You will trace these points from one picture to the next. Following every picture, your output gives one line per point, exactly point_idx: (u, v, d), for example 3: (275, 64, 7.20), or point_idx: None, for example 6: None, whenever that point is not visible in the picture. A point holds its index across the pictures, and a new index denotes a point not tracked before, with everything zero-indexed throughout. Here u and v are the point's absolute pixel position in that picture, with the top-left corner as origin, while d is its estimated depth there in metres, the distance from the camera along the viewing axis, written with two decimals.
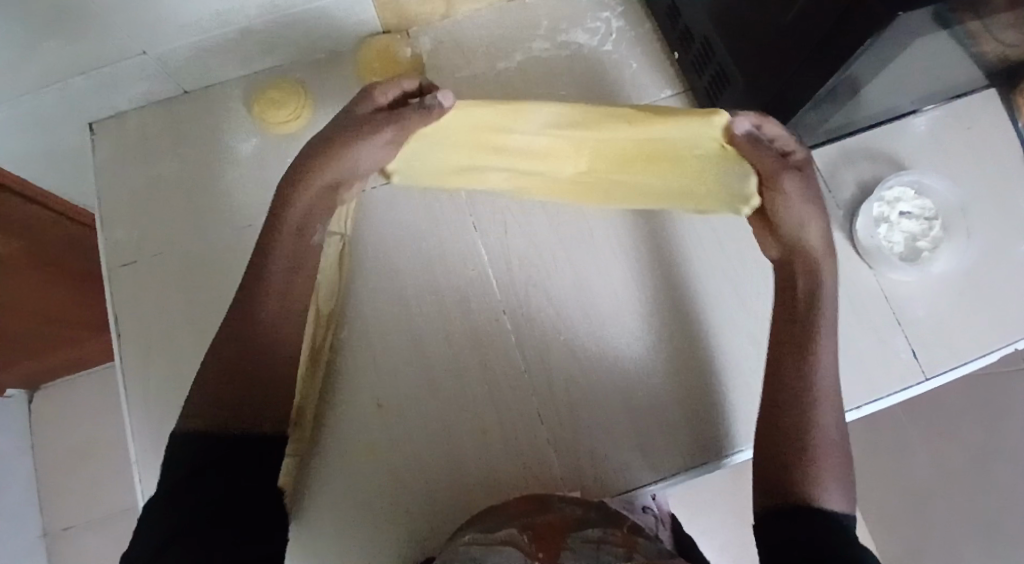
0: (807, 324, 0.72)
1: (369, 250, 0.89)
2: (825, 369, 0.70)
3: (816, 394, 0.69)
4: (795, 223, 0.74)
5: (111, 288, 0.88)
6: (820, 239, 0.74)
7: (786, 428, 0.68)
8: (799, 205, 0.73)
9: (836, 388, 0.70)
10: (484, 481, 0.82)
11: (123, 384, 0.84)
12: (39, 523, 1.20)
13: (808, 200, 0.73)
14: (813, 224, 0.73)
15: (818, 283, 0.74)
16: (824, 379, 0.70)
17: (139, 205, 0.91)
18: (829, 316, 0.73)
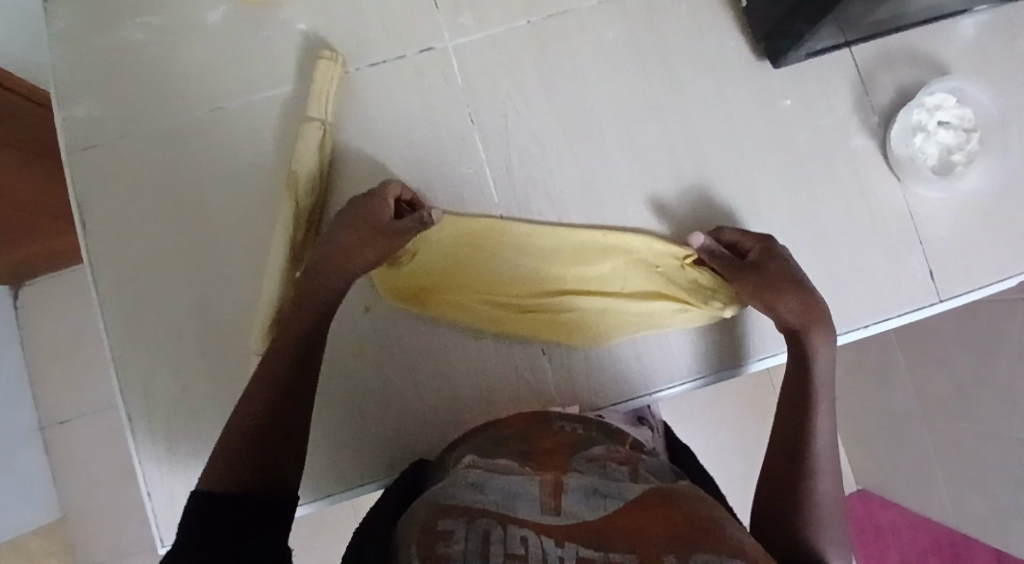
0: (817, 398, 0.70)
1: (358, 139, 0.81)
2: (823, 433, 0.68)
3: (821, 464, 0.66)
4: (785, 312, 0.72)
5: (72, 173, 0.80)
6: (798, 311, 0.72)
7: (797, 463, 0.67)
8: (786, 297, 0.72)
9: (834, 453, 0.68)
10: (476, 389, 0.78)
11: (91, 275, 0.78)
12: (31, 417, 1.17)
13: (794, 293, 0.72)
14: (790, 304, 0.72)
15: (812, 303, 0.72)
16: (824, 441, 0.68)
17: (100, 81, 0.81)
18: (823, 386, 0.71)
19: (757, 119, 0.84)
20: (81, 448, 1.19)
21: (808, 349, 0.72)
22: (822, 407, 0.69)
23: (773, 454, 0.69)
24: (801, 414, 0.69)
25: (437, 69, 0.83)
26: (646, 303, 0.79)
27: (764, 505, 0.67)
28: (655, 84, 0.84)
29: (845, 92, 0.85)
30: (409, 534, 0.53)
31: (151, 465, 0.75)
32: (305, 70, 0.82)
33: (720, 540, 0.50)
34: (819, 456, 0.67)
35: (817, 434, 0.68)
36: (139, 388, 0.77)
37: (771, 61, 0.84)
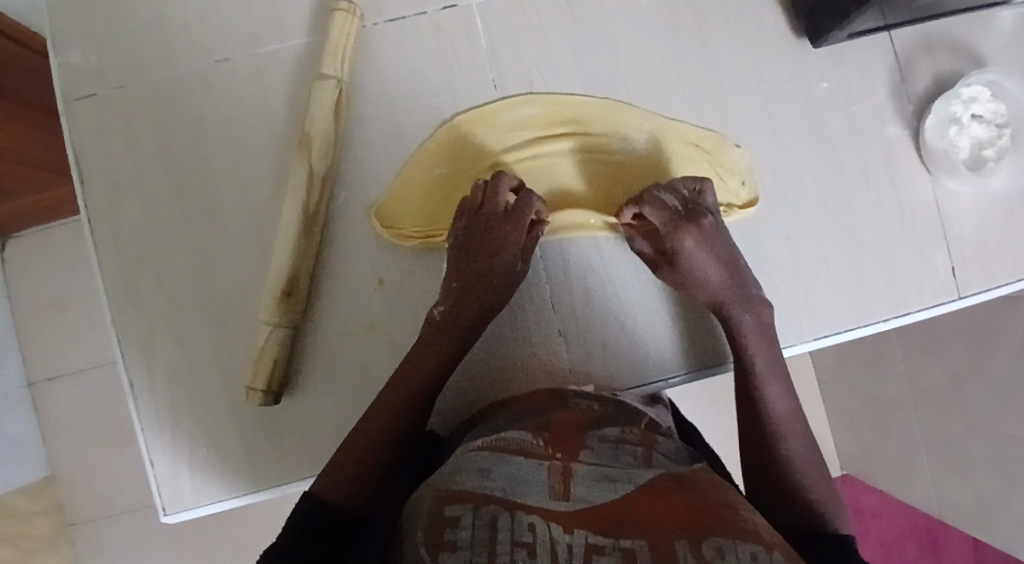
0: (761, 376, 0.68)
1: (375, 101, 0.77)
2: (779, 404, 0.67)
3: (786, 430, 0.66)
4: (708, 286, 0.72)
5: (70, 125, 0.76)
6: (726, 283, 0.71)
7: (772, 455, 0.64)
8: (705, 259, 0.72)
9: (797, 417, 0.67)
10: (492, 368, 0.76)
11: (89, 232, 0.75)
12: (20, 372, 1.14)
13: (715, 256, 0.72)
14: (713, 271, 0.72)
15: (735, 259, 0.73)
16: (782, 414, 0.66)
17: (100, 26, 0.77)
18: (772, 368, 0.68)
19: (789, 100, 0.81)
20: (72, 404, 1.16)
21: (732, 328, 0.70)
22: (771, 383, 0.67)
23: (744, 443, 0.67)
24: (750, 396, 0.67)
25: (458, 30, 0.79)
26: None
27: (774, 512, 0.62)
28: (686, 59, 0.81)
29: (882, 77, 0.82)
30: (415, 518, 0.51)
31: (150, 433, 0.73)
32: (319, 25, 0.78)
33: (735, 525, 0.48)
34: (783, 429, 0.66)
35: (772, 411, 0.66)
36: (140, 354, 0.74)
37: (811, 40, 0.81)
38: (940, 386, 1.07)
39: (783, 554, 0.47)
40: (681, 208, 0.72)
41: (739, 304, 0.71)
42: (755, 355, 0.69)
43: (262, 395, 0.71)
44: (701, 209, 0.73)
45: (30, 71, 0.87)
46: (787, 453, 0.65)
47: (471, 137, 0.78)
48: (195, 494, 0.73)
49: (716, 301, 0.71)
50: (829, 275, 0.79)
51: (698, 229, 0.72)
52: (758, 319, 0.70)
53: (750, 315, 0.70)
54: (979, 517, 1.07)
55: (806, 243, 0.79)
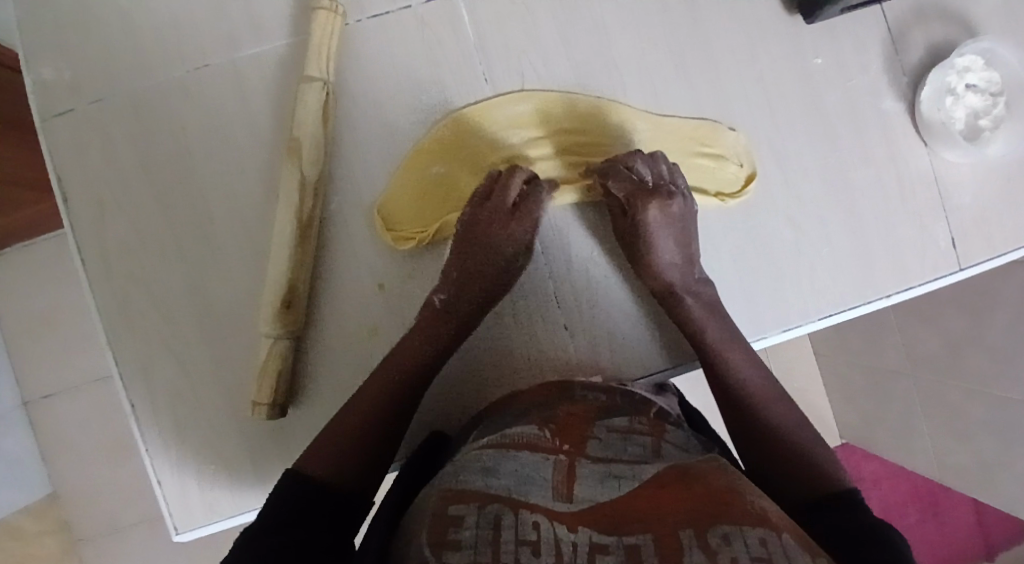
0: (718, 345, 0.68)
1: (364, 101, 0.76)
2: (746, 370, 0.67)
3: (760, 397, 0.65)
4: (660, 266, 0.72)
5: (48, 141, 0.74)
6: (677, 265, 0.72)
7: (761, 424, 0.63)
8: (663, 236, 0.71)
9: (766, 378, 0.66)
10: (499, 366, 0.75)
11: (77, 251, 0.73)
12: (13, 392, 1.12)
13: (675, 235, 0.72)
14: (667, 251, 0.71)
15: (688, 244, 0.72)
16: (751, 378, 0.66)
17: (72, 37, 0.74)
18: (728, 340, 0.69)
19: (784, 78, 0.80)
20: (69, 421, 1.14)
21: (686, 309, 0.71)
22: (730, 349, 0.68)
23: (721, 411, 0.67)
24: (712, 364, 0.68)
25: (445, 23, 0.77)
26: None
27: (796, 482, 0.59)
28: (680, 41, 0.79)
29: (874, 49, 0.81)
30: (419, 520, 0.50)
31: (157, 452, 0.72)
32: (300, 25, 0.76)
33: (741, 510, 0.47)
34: (755, 392, 0.65)
35: (737, 375, 0.66)
36: (140, 372, 0.72)
37: (804, 16, 0.79)
38: (936, 355, 1.08)
39: (793, 537, 0.46)
40: (649, 182, 0.72)
41: (685, 289, 0.71)
42: (706, 327, 0.69)
43: (268, 408, 0.69)
44: (671, 188, 0.72)
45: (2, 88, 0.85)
46: (765, 419, 0.63)
47: (462, 138, 0.76)
48: (208, 511, 0.72)
49: (665, 283, 0.72)
50: (832, 254, 0.79)
51: (662, 205, 0.71)
52: (701, 300, 0.71)
53: (693, 299, 0.71)
54: (980, 480, 1.08)
55: (807, 223, 0.79)
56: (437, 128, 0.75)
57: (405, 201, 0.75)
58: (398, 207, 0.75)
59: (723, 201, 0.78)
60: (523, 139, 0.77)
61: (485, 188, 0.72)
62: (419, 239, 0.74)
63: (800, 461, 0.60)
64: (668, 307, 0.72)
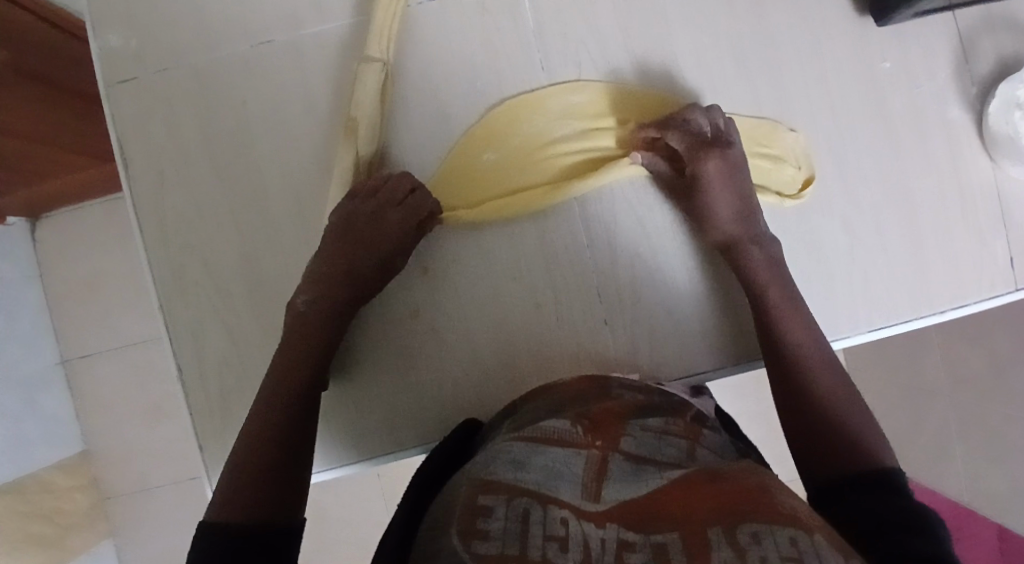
0: (778, 306, 0.68)
1: (420, 83, 0.76)
2: (799, 327, 0.67)
3: (812, 358, 0.66)
4: (721, 218, 0.72)
5: (110, 108, 0.75)
6: (736, 219, 0.72)
7: (812, 386, 0.64)
8: (721, 189, 0.72)
9: (818, 338, 0.67)
10: (536, 357, 0.75)
11: (133, 217, 0.74)
12: (55, 350, 1.16)
13: (734, 188, 0.72)
14: (727, 204, 0.72)
15: (748, 195, 0.73)
16: (804, 340, 0.67)
17: (138, 6, 0.75)
18: (785, 296, 0.69)
19: (846, 80, 0.78)
20: (108, 382, 1.17)
21: (744, 263, 0.71)
22: (786, 307, 0.68)
23: (773, 374, 0.67)
24: (768, 323, 0.68)
25: (504, 8, 0.77)
26: None
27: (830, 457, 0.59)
28: (742, 38, 0.78)
29: (942, 56, 0.78)
30: (448, 507, 0.51)
31: (200, 418, 0.73)
32: (361, 4, 0.76)
33: (772, 509, 0.46)
34: (812, 360, 0.65)
35: (790, 334, 0.67)
36: (187, 339, 0.74)
37: (872, 18, 0.77)
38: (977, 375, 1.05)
39: (828, 539, 0.44)
40: (709, 134, 0.73)
41: (746, 243, 0.71)
42: (767, 285, 0.70)
43: None
44: (729, 138, 0.73)
45: (64, 53, 0.86)
46: (815, 380, 0.64)
47: (514, 123, 0.76)
48: None
49: (724, 236, 0.72)
50: (887, 265, 0.77)
51: (723, 155, 0.72)
52: (766, 253, 0.71)
53: (758, 250, 0.71)
54: (1014, 507, 1.05)
55: (862, 232, 0.77)
56: (490, 112, 0.76)
57: (452, 184, 0.75)
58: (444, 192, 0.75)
59: (780, 202, 0.77)
60: (575, 128, 0.76)
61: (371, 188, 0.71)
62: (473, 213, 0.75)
63: (844, 432, 0.60)
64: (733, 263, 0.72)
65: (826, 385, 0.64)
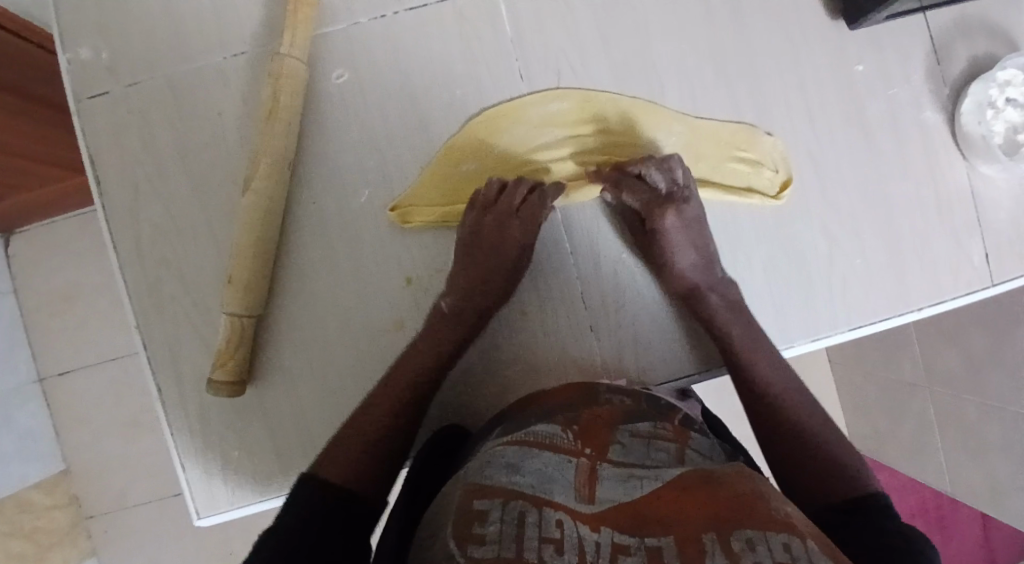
0: (744, 349, 0.69)
1: (401, 93, 0.75)
2: (771, 371, 0.67)
3: (783, 398, 0.65)
4: (682, 270, 0.72)
5: (83, 122, 0.74)
6: (698, 266, 0.72)
7: (791, 429, 0.63)
8: (680, 239, 0.72)
9: (791, 380, 0.66)
10: (522, 363, 0.75)
11: (108, 233, 0.73)
12: (30, 367, 1.13)
13: (691, 238, 0.72)
14: (688, 255, 0.72)
15: (708, 245, 0.73)
16: (775, 380, 0.66)
17: (111, 19, 0.74)
18: (749, 344, 0.69)
19: (824, 84, 0.79)
20: (84, 398, 1.15)
21: (707, 314, 0.71)
22: (752, 351, 0.68)
23: (751, 418, 0.66)
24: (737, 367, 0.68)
25: (483, 16, 0.77)
26: (712, 197, 0.78)
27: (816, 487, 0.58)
28: (720, 44, 0.78)
29: (916, 59, 0.79)
30: (443, 512, 0.50)
31: (181, 435, 0.72)
32: (337, 14, 0.75)
33: (765, 514, 0.46)
34: (784, 394, 0.65)
35: (760, 377, 0.67)
36: (167, 356, 0.73)
37: (847, 21, 0.78)
38: (956, 371, 1.07)
39: (821, 545, 0.45)
40: (662, 191, 0.72)
41: (704, 291, 0.72)
42: (731, 330, 0.70)
43: (226, 388, 0.69)
44: (687, 192, 0.72)
45: (34, 66, 0.85)
46: (796, 418, 0.63)
47: (491, 132, 0.75)
48: (228, 496, 0.72)
49: (685, 285, 0.72)
50: (865, 265, 0.78)
51: (678, 210, 0.72)
52: (725, 298, 0.72)
53: (716, 296, 0.71)
54: (992, 499, 1.07)
55: (841, 232, 0.78)
56: (470, 121, 0.75)
57: (422, 194, 0.74)
58: (413, 202, 0.74)
59: (761, 202, 0.77)
60: (552, 138, 0.76)
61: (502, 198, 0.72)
62: (445, 219, 0.75)
63: (817, 461, 0.60)
64: (695, 310, 0.72)
65: (797, 420, 0.63)
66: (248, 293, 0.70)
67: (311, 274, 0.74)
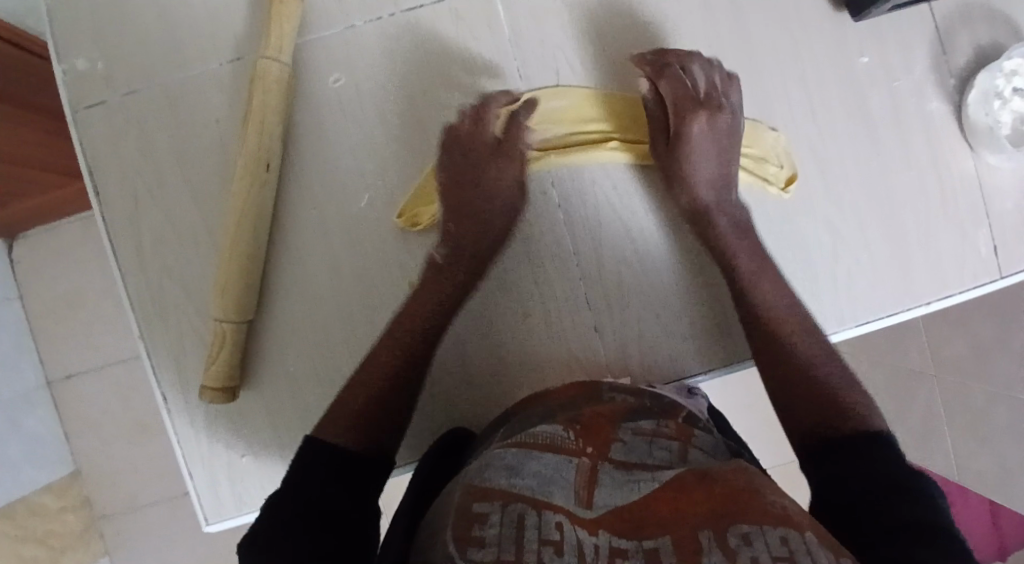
0: (750, 277, 0.70)
1: (399, 95, 0.75)
2: (776, 299, 0.69)
3: (789, 328, 0.68)
4: (698, 181, 0.73)
5: (79, 133, 0.74)
6: (714, 176, 0.73)
7: (797, 362, 0.66)
8: (701, 153, 0.73)
9: (794, 310, 0.69)
10: (525, 365, 0.75)
11: (109, 243, 0.73)
12: (38, 371, 1.14)
13: (716, 148, 0.74)
14: (707, 164, 0.73)
15: (729, 161, 0.74)
16: (777, 309, 0.69)
17: (106, 27, 0.74)
18: (760, 267, 0.71)
19: (826, 77, 0.78)
20: (92, 402, 1.15)
21: (716, 236, 0.72)
22: (759, 278, 0.70)
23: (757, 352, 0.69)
24: (745, 298, 0.70)
25: (480, 15, 0.76)
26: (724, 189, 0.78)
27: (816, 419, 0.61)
28: (721, 38, 0.78)
29: (919, 49, 0.78)
30: (443, 516, 0.50)
31: (188, 443, 0.72)
32: (333, 16, 0.75)
33: (761, 512, 0.46)
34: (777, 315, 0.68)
35: (766, 308, 0.69)
36: (172, 366, 0.72)
37: (850, 12, 0.77)
38: None
39: (816, 537, 0.45)
40: (699, 90, 0.73)
41: (715, 215, 0.73)
42: (735, 254, 0.71)
43: (219, 394, 0.69)
44: (723, 96, 0.74)
45: (32, 75, 0.84)
46: (797, 350, 0.67)
47: None
48: (237, 503, 0.72)
49: (695, 208, 0.73)
50: (871, 260, 0.77)
51: (711, 116, 0.73)
52: (734, 222, 0.73)
53: (725, 219, 0.73)
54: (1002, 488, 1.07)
55: (845, 227, 0.77)
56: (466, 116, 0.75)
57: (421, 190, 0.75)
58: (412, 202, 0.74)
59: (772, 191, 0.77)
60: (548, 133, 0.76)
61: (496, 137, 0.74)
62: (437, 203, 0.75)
63: (819, 396, 0.63)
64: (697, 226, 0.73)
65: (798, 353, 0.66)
66: (244, 301, 0.70)
67: (312, 280, 0.74)
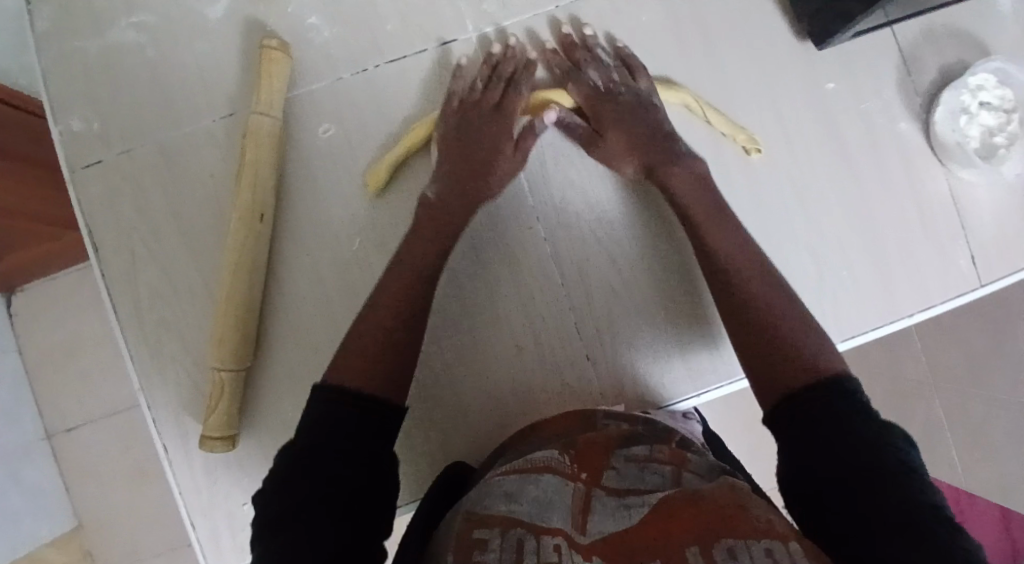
0: (705, 219, 0.71)
1: (387, 142, 0.77)
2: (727, 237, 0.69)
3: (746, 270, 0.67)
4: (630, 159, 0.75)
5: (76, 192, 0.75)
6: (651, 151, 0.75)
7: (753, 297, 0.65)
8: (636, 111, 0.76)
9: (745, 241, 0.69)
10: (520, 396, 0.76)
11: (107, 299, 0.74)
12: (36, 426, 1.14)
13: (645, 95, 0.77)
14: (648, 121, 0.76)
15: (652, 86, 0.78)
16: (732, 247, 0.69)
17: (100, 90, 0.76)
18: (708, 207, 0.71)
19: (798, 103, 0.81)
20: (91, 454, 1.15)
21: (666, 176, 0.73)
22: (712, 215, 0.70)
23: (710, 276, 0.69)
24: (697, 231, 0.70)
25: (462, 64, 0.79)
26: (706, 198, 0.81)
27: (775, 351, 0.61)
28: (693, 72, 0.81)
29: (886, 72, 0.81)
30: (442, 545, 0.50)
31: (190, 494, 0.73)
32: (320, 69, 0.78)
33: (748, 526, 0.47)
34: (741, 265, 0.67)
35: (718, 246, 0.69)
36: (173, 418, 0.73)
37: (815, 42, 0.80)
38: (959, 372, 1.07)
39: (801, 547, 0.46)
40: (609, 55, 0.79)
41: (660, 164, 0.74)
42: (687, 198, 0.72)
43: (220, 443, 0.70)
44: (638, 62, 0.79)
45: (31, 135, 0.86)
46: (749, 279, 0.66)
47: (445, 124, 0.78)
48: (241, 553, 0.73)
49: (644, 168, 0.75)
50: (853, 277, 0.79)
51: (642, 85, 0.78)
52: (691, 172, 0.73)
53: (680, 168, 0.73)
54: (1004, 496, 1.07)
55: (825, 247, 0.79)
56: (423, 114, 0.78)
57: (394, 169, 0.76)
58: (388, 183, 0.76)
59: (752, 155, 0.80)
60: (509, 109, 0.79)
61: (479, 84, 0.77)
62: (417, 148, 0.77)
63: (778, 331, 0.62)
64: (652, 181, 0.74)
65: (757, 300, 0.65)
66: (240, 350, 0.71)
67: (307, 327, 0.75)
